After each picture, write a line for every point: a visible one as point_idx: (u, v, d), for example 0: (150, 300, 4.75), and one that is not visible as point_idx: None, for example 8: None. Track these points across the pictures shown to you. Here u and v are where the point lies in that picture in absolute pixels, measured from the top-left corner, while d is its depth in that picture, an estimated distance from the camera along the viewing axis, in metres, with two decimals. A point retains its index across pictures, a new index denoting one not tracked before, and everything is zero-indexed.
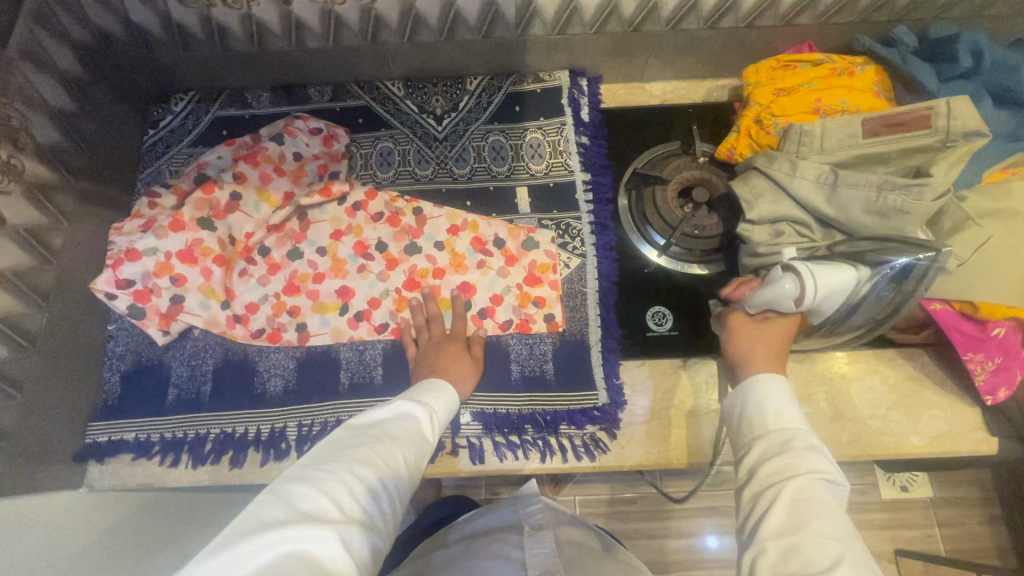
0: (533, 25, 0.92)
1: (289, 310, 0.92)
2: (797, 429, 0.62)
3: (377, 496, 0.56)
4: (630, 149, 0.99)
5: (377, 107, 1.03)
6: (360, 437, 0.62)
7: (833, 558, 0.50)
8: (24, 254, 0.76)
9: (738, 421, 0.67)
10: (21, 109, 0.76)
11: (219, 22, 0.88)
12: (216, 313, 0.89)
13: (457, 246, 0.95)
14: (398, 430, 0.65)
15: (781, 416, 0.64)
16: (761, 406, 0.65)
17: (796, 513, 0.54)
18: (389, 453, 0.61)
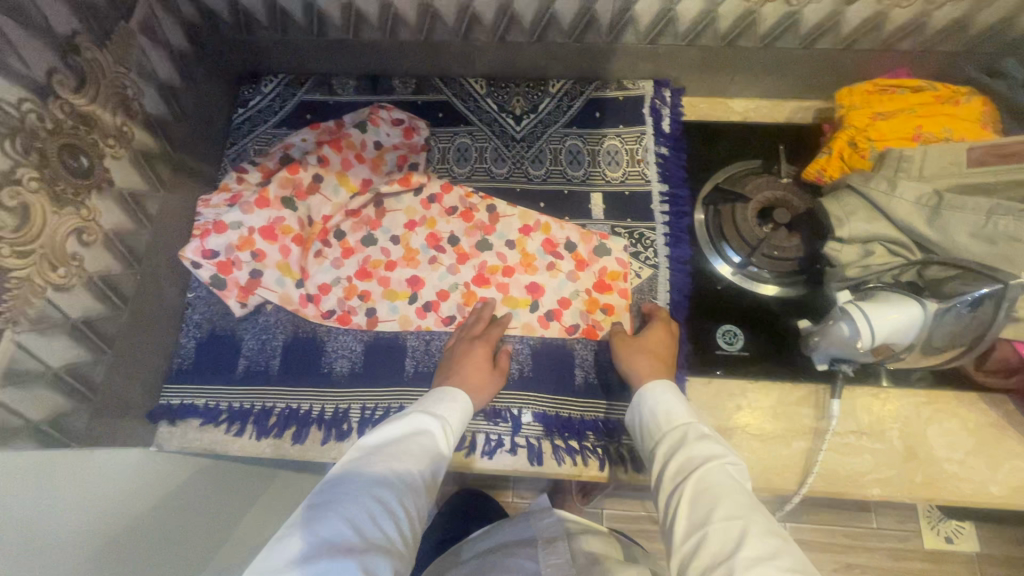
0: (625, 33, 0.91)
1: (360, 294, 0.93)
2: (690, 424, 0.69)
3: (393, 522, 0.57)
4: (710, 162, 0.98)
5: (458, 103, 1.04)
6: (374, 460, 0.62)
7: (736, 538, 0.54)
8: (126, 217, 0.79)
9: (644, 432, 0.73)
10: (136, 80, 0.80)
11: (320, 9, 0.90)
12: (291, 290, 0.91)
13: (528, 246, 0.95)
14: (413, 447, 0.65)
15: (671, 416, 0.71)
16: (654, 413, 0.73)
17: (697, 503, 0.59)
18: (403, 473, 0.61)
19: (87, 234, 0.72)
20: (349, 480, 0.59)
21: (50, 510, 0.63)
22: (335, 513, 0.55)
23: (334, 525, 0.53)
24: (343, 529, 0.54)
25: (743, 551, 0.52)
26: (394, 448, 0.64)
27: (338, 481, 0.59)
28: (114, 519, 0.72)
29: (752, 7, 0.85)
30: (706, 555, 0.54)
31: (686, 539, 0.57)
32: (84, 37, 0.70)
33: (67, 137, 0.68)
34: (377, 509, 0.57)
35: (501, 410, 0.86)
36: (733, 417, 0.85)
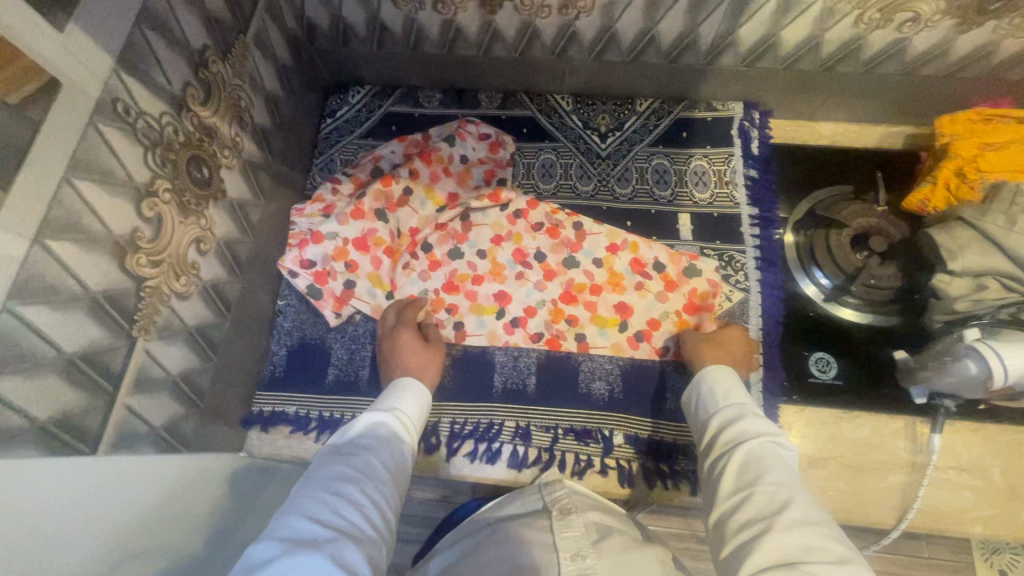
0: (724, 55, 0.91)
1: (448, 307, 0.94)
2: (744, 401, 0.71)
3: (361, 508, 0.58)
4: (800, 188, 0.98)
5: (543, 119, 1.04)
6: (337, 459, 0.64)
7: (781, 501, 0.55)
8: (234, 225, 0.81)
9: (696, 407, 0.76)
10: (248, 91, 0.81)
11: (421, 25, 0.91)
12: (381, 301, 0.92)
13: (615, 265, 0.95)
14: (372, 441, 0.68)
15: (728, 393, 0.72)
16: (710, 390, 0.74)
17: (742, 468, 0.61)
18: (367, 464, 0.63)
19: (204, 244, 0.73)
20: (315, 487, 0.59)
21: (174, 511, 0.64)
22: (302, 509, 0.55)
23: (302, 519, 0.54)
24: (313, 527, 0.53)
25: (786, 514, 0.54)
26: (355, 447, 0.66)
27: (306, 485, 0.60)
28: (222, 532, 0.73)
29: (862, 33, 0.84)
30: (749, 513, 0.56)
31: (732, 495, 0.59)
32: (211, 50, 0.71)
33: (194, 149, 0.69)
34: (342, 501, 0.57)
35: (591, 430, 0.86)
36: (827, 446, 0.84)
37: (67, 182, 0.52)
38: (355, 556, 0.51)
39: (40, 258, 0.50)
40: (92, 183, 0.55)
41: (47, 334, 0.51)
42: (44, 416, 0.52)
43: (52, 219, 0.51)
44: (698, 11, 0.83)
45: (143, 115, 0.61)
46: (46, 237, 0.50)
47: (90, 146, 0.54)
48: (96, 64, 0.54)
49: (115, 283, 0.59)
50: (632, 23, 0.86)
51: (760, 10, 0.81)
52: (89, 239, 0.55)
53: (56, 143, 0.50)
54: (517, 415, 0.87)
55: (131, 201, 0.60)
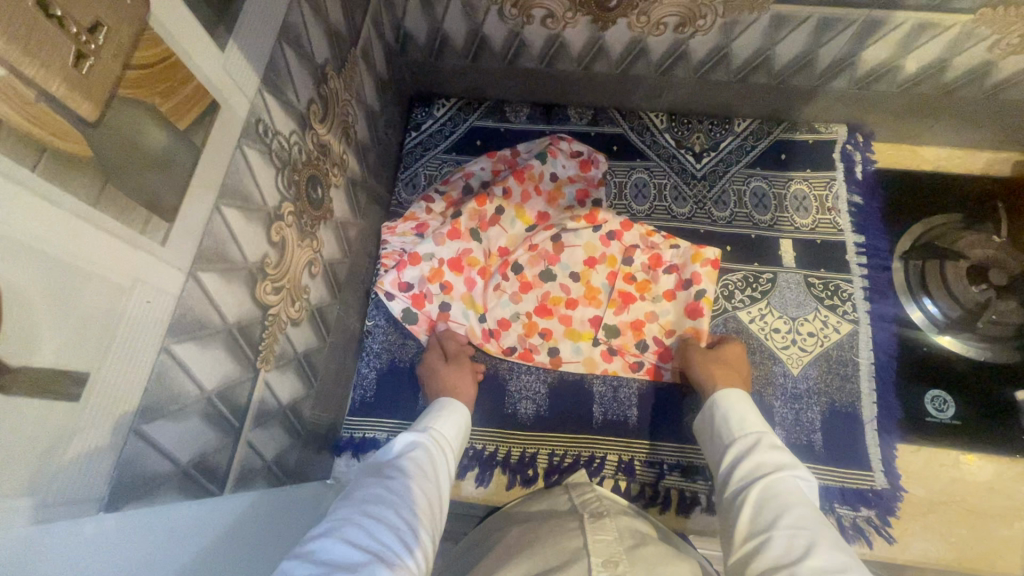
0: (839, 77, 0.88)
1: (541, 332, 0.89)
2: (759, 432, 0.64)
3: (397, 531, 0.50)
4: (909, 216, 0.94)
5: (634, 137, 1.01)
6: (372, 482, 0.57)
7: (803, 547, 0.47)
8: (337, 245, 0.77)
9: (711, 438, 0.68)
10: (354, 106, 0.78)
11: (524, 39, 0.88)
12: (474, 325, 0.89)
13: (684, 277, 0.89)
14: (408, 465, 0.62)
15: (744, 422, 0.65)
16: (725, 417, 0.67)
17: (761, 511, 0.53)
18: (403, 488, 0.57)
19: (314, 267, 0.70)
20: (350, 509, 0.52)
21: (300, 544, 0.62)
22: (336, 528, 0.48)
23: (335, 539, 0.46)
24: (348, 549, 0.45)
25: (809, 561, 0.45)
26: (389, 470, 0.60)
27: (341, 507, 0.53)
28: None
29: (993, 59, 0.80)
30: (767, 559, 0.48)
31: (749, 540, 0.52)
32: (330, 65, 0.68)
33: (312, 168, 0.66)
34: (375, 522, 0.50)
35: (699, 466, 0.82)
36: (947, 490, 0.81)
37: (217, 210, 0.49)
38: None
39: (194, 293, 0.47)
40: (234, 209, 0.51)
41: (194, 373, 0.48)
42: (186, 458, 0.49)
43: (204, 250, 0.47)
44: (824, 32, 0.79)
45: (277, 135, 0.58)
46: (199, 269, 0.47)
47: (235, 170, 0.51)
48: (246, 84, 0.51)
49: (247, 312, 0.56)
50: (749, 43, 0.83)
51: (891, 33, 0.78)
52: (230, 268, 0.52)
53: (212, 169, 0.47)
54: (620, 449, 0.83)
55: (263, 226, 0.57)
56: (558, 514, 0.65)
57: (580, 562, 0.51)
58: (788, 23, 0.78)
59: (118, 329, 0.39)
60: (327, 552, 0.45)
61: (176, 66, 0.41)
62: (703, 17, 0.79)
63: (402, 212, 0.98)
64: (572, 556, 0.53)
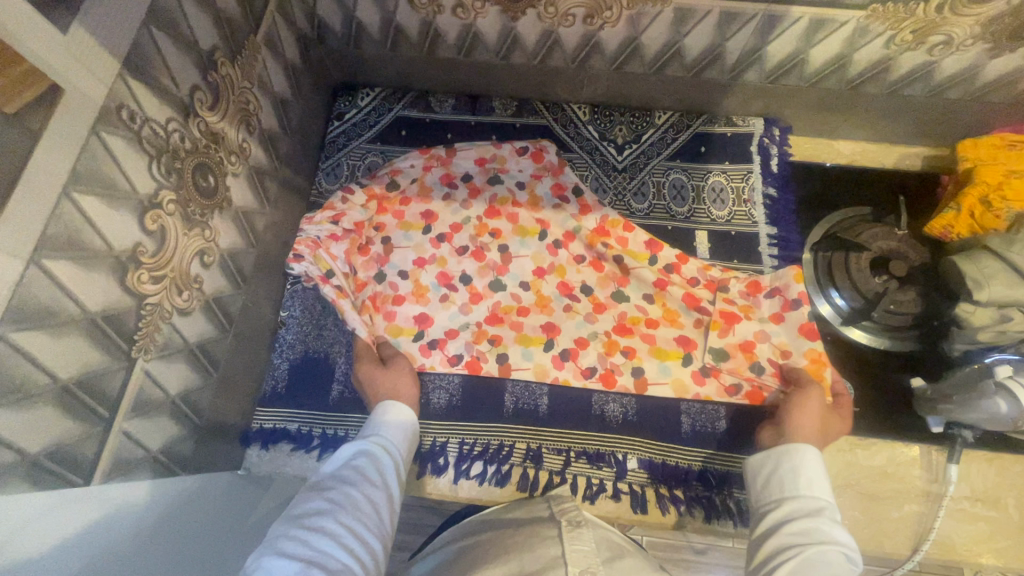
0: (749, 71, 0.89)
1: (623, 350, 0.87)
2: (825, 502, 0.61)
3: (337, 539, 0.51)
4: (819, 209, 0.96)
5: (558, 128, 1.01)
6: (312, 493, 0.58)
7: None
8: (238, 235, 0.76)
9: (766, 485, 0.65)
10: (257, 95, 0.77)
11: (438, 28, 0.88)
12: (410, 348, 0.87)
13: (790, 299, 0.84)
14: (354, 469, 0.62)
15: (812, 485, 0.62)
16: (793, 470, 0.64)
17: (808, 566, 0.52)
18: (345, 494, 0.57)
19: (208, 256, 0.69)
20: (289, 527, 0.52)
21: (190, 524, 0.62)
22: (272, 548, 0.49)
23: (271, 557, 0.48)
24: (285, 567, 0.47)
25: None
26: (334, 477, 0.61)
27: (282, 520, 0.54)
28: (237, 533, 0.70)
29: (891, 55, 0.82)
30: None
31: None
32: (221, 51, 0.67)
33: (201, 156, 0.66)
34: (312, 535, 0.51)
35: (604, 453, 0.83)
36: (842, 474, 0.83)
37: (67, 196, 0.48)
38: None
39: (38, 281, 0.46)
40: (94, 196, 0.51)
41: (42, 361, 0.47)
42: (36, 449, 0.48)
43: (50, 237, 0.47)
44: (728, 25, 0.80)
45: (149, 122, 0.57)
46: (44, 256, 0.46)
47: (93, 156, 0.50)
48: (100, 68, 0.50)
49: (116, 301, 0.55)
50: (658, 36, 0.84)
51: (791, 28, 0.79)
52: (88, 255, 0.51)
53: (60, 154, 0.46)
54: (530, 437, 0.84)
55: (134, 214, 0.56)
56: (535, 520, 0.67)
57: (557, 569, 0.53)
58: (692, 17, 0.79)
59: None
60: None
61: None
62: (610, 10, 0.79)
63: (324, 202, 0.98)
64: (546, 563, 0.55)
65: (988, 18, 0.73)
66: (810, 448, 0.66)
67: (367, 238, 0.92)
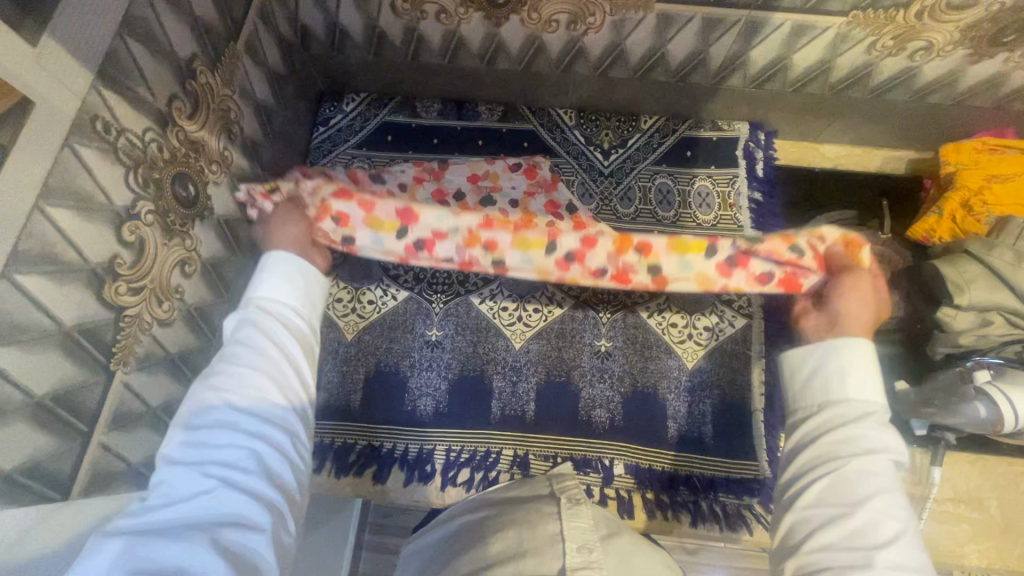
0: (733, 76, 0.89)
1: (636, 246, 0.64)
2: (870, 400, 0.53)
3: (237, 433, 0.48)
4: (803, 213, 0.97)
5: (544, 133, 1.01)
6: (195, 384, 0.51)
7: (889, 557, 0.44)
8: (220, 243, 0.76)
9: (807, 377, 0.57)
10: (238, 102, 0.77)
11: (422, 34, 0.88)
12: (394, 246, 0.65)
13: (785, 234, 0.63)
14: (242, 341, 0.54)
15: (854, 380, 0.54)
16: (836, 369, 0.55)
17: (843, 486, 0.49)
18: (231, 376, 0.51)
19: (189, 266, 0.69)
20: (185, 428, 0.49)
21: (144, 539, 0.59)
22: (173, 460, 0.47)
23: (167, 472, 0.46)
24: (196, 481, 0.45)
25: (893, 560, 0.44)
26: (222, 356, 0.53)
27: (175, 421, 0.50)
28: None
29: (873, 60, 0.83)
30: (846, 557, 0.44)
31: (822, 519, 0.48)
32: (200, 59, 0.67)
33: (179, 165, 0.65)
34: (210, 438, 0.47)
35: (590, 458, 0.84)
36: None
37: (39, 210, 0.47)
38: (245, 490, 0.45)
39: (12, 297, 0.46)
40: (69, 210, 0.50)
41: (17, 378, 0.47)
42: (10, 465, 0.48)
43: (23, 252, 0.46)
44: (711, 31, 0.80)
45: (125, 133, 0.56)
46: (16, 272, 0.46)
47: (66, 169, 0.50)
48: (72, 80, 0.49)
49: (94, 315, 0.55)
50: (642, 41, 0.84)
51: (774, 33, 0.80)
52: (62, 269, 0.50)
53: (32, 169, 0.46)
54: (516, 443, 0.84)
55: (111, 226, 0.56)
56: (535, 497, 0.67)
57: (556, 546, 0.54)
58: (675, 23, 0.79)
59: None
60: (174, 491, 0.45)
61: None
62: (593, 15, 0.79)
63: None
64: (545, 539, 0.55)
65: (966, 24, 0.73)
66: (862, 340, 0.56)
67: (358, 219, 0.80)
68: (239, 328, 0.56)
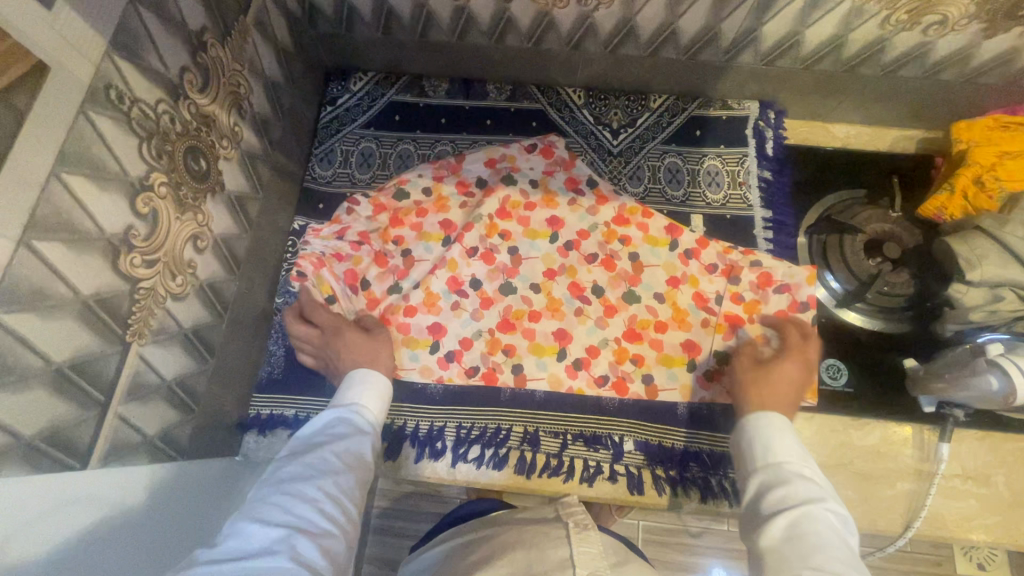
0: (744, 53, 0.89)
1: (632, 358, 0.87)
2: (793, 461, 0.63)
3: (314, 504, 0.55)
4: (813, 191, 0.96)
5: (553, 113, 1.01)
6: (289, 460, 0.61)
7: None
8: (232, 220, 0.76)
9: (741, 459, 0.68)
10: (248, 77, 0.76)
11: (431, 10, 0.87)
12: (427, 361, 0.87)
13: (799, 299, 0.88)
14: (328, 442, 0.64)
15: (772, 449, 0.65)
16: (757, 442, 0.67)
17: (797, 547, 0.52)
18: (322, 462, 0.60)
19: (201, 241, 0.69)
20: (270, 489, 0.56)
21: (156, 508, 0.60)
22: (253, 511, 0.53)
23: (248, 521, 0.51)
24: (271, 529, 0.50)
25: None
26: (307, 449, 0.63)
27: (261, 486, 0.58)
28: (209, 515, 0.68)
29: (887, 35, 0.82)
30: None
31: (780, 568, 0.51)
32: (210, 32, 0.66)
33: (191, 139, 0.65)
34: (292, 501, 0.54)
35: (601, 435, 0.84)
36: (836, 454, 0.84)
37: (56, 176, 0.47)
38: (312, 548, 0.50)
39: (30, 262, 0.46)
40: (83, 177, 0.50)
41: (35, 343, 0.47)
42: (33, 432, 0.48)
43: (40, 218, 0.46)
44: (723, 6, 0.79)
45: (138, 103, 0.56)
46: (34, 238, 0.46)
47: (80, 136, 0.49)
48: (85, 46, 0.49)
49: (110, 285, 0.55)
50: (653, 17, 0.83)
51: (787, 8, 0.79)
52: (79, 238, 0.50)
53: (46, 134, 0.46)
54: (525, 421, 0.84)
55: (126, 196, 0.56)
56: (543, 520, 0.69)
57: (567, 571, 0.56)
58: None
59: None
60: (248, 537, 0.49)
61: None
62: None
63: (318, 187, 0.97)
64: (555, 564, 0.58)
65: None
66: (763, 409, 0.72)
67: (385, 250, 0.92)
68: (330, 427, 0.67)
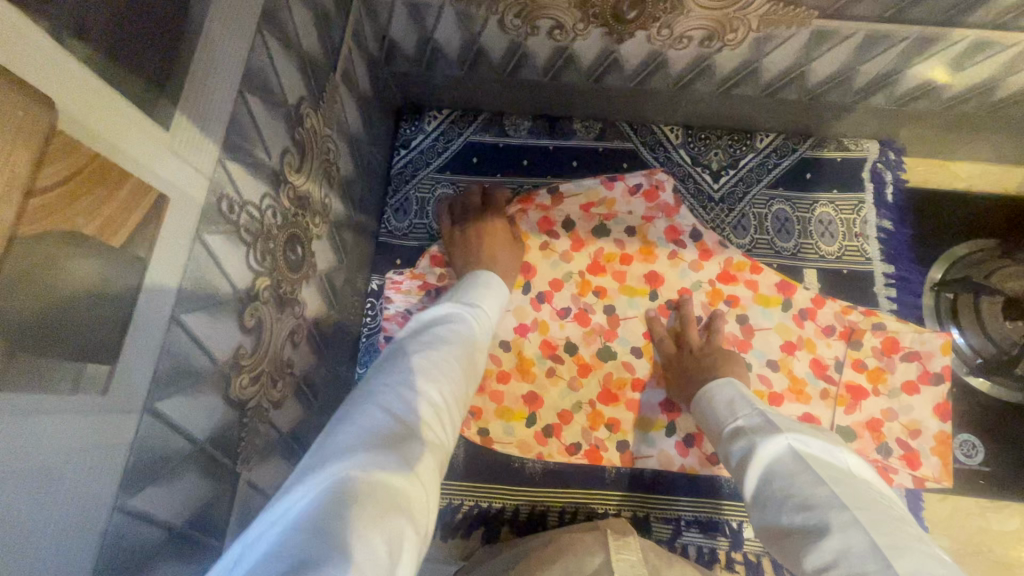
0: (878, 93, 0.79)
1: None
2: (739, 412, 0.62)
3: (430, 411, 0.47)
4: (938, 243, 0.87)
5: (645, 152, 0.92)
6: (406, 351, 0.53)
7: (821, 526, 0.44)
8: (322, 300, 0.68)
9: (708, 428, 0.66)
10: (336, 139, 0.68)
11: (528, 50, 0.77)
12: (525, 435, 0.81)
13: (930, 369, 0.80)
14: (444, 343, 0.56)
15: (723, 411, 0.64)
16: (711, 410, 0.66)
17: (774, 505, 0.49)
18: (439, 367, 0.52)
19: (297, 335, 0.61)
20: (388, 379, 0.49)
21: None
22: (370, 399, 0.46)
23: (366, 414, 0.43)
24: (387, 422, 0.43)
25: (894, 560, 0.40)
26: (426, 343, 0.55)
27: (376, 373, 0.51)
28: None
29: None
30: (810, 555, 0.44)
31: (785, 533, 0.47)
32: (306, 101, 0.58)
33: (290, 228, 0.57)
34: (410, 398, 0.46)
35: (717, 521, 0.78)
36: (972, 540, 0.78)
37: (175, 322, 0.40)
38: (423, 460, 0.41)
39: (152, 430, 0.39)
40: (199, 312, 0.42)
41: (155, 516, 0.40)
42: None
43: (161, 375, 0.39)
44: (869, 49, 0.70)
45: (246, 207, 0.48)
46: (157, 400, 0.39)
47: (197, 265, 0.41)
48: (201, 159, 0.41)
49: (223, 419, 0.48)
50: (784, 58, 0.73)
51: (946, 50, 0.69)
52: (197, 381, 0.43)
53: (163, 278, 0.38)
54: (635, 504, 0.79)
55: (235, 315, 0.48)
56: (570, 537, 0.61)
57: None
58: (831, 39, 0.69)
59: (55, 508, 0.31)
60: (366, 424, 0.42)
61: (104, 167, 0.32)
62: (735, 32, 0.69)
63: (394, 241, 0.89)
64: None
65: None
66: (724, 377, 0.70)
67: None
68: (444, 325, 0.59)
